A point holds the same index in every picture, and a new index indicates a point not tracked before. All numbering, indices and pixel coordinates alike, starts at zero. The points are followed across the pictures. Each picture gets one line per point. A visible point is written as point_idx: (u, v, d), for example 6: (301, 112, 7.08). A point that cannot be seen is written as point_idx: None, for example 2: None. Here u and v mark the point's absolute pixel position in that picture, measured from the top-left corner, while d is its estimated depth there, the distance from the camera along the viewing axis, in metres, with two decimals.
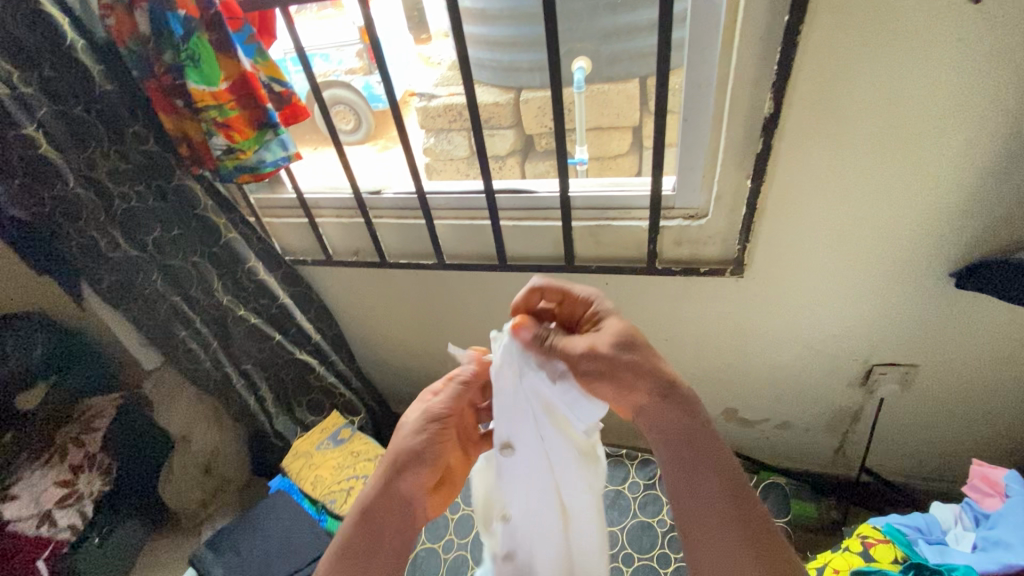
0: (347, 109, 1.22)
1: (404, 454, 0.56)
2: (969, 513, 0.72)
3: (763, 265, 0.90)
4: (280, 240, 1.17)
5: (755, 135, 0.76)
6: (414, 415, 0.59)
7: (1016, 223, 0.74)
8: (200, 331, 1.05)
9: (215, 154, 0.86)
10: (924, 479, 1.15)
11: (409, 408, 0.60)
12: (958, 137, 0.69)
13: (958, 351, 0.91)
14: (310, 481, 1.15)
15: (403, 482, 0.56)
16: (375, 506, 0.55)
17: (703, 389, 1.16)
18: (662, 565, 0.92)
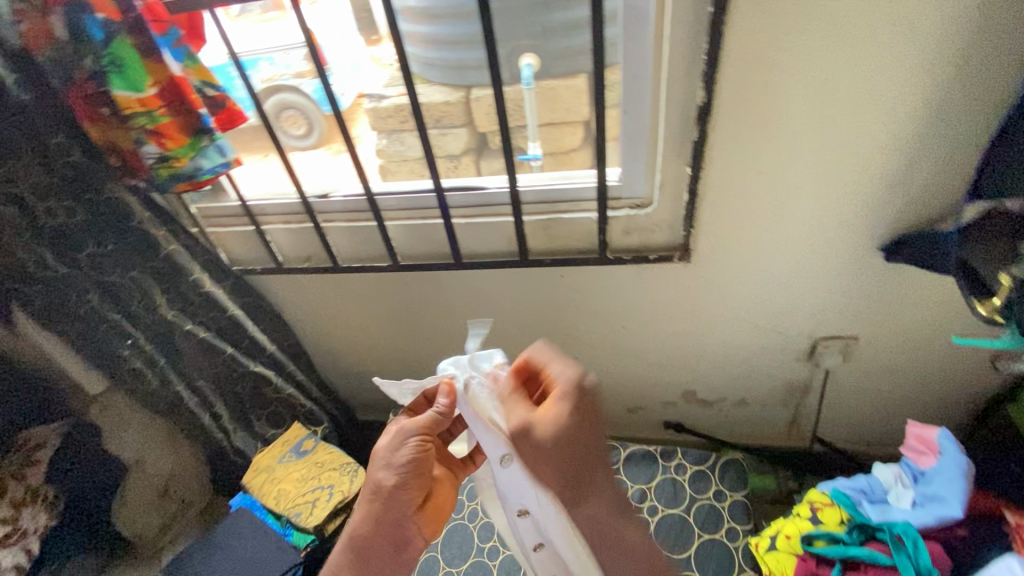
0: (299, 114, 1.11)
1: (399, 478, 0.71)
2: (908, 472, 0.75)
3: (708, 250, 0.93)
4: (227, 249, 1.14)
5: (691, 124, 0.79)
6: (393, 444, 0.73)
7: (934, 199, 0.79)
8: (144, 348, 1.00)
9: (148, 162, 0.83)
10: (871, 444, 1.22)
11: (386, 436, 0.73)
12: (875, 121, 0.73)
13: (893, 322, 0.97)
14: (273, 496, 1.12)
15: (400, 498, 0.71)
16: (384, 514, 0.71)
17: (662, 372, 1.19)
18: None
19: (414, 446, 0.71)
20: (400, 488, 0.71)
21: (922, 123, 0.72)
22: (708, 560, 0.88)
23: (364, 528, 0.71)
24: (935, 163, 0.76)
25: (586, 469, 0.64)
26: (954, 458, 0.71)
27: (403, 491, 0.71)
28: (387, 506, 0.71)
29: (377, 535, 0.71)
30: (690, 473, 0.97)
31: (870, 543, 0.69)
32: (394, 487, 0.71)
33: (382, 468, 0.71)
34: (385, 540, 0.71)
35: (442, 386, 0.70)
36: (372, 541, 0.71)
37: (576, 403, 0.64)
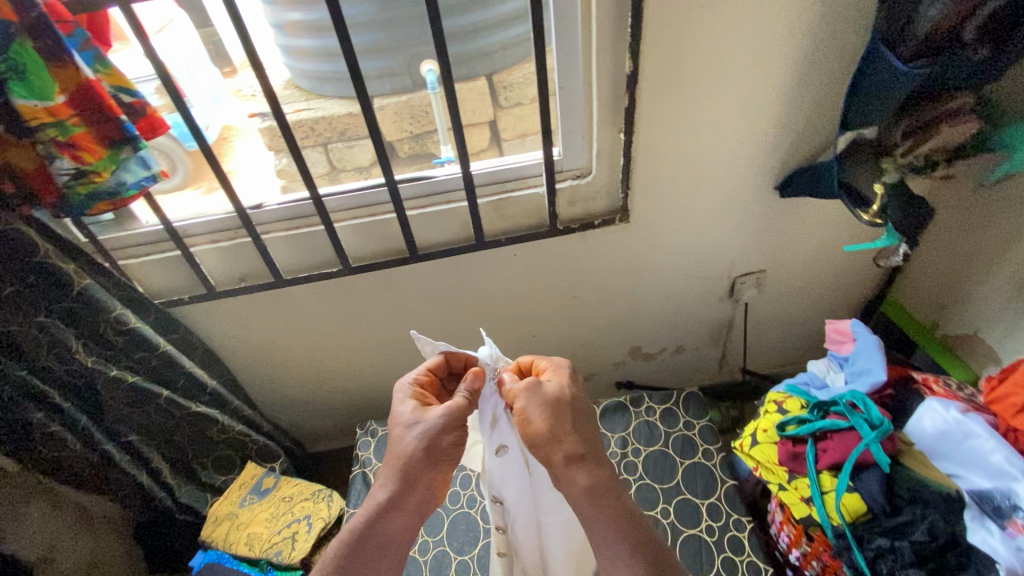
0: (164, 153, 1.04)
1: (435, 456, 0.68)
2: (834, 361, 0.90)
3: (643, 209, 1.04)
4: (143, 282, 1.02)
5: (620, 93, 0.89)
6: (437, 418, 0.69)
7: (811, 139, 0.97)
8: (59, 407, 0.87)
9: (59, 180, 0.73)
10: (784, 365, 1.43)
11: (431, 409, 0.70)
12: (765, 76, 0.88)
13: (790, 252, 1.16)
14: (244, 542, 1.01)
15: (431, 477, 0.68)
16: (407, 491, 0.67)
17: (610, 335, 1.29)
18: None
19: (453, 436, 0.69)
20: (434, 470, 0.68)
21: (797, 78, 0.89)
22: (696, 482, 0.97)
23: (390, 503, 0.67)
24: (809, 110, 0.93)
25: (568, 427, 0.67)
26: (868, 337, 0.86)
27: (433, 475, 0.68)
28: (416, 484, 0.68)
29: (398, 511, 0.67)
30: (661, 412, 1.07)
31: (829, 416, 0.79)
32: (428, 464, 0.68)
33: (417, 445, 0.68)
34: (405, 518, 0.67)
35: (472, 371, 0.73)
36: (393, 516, 0.67)
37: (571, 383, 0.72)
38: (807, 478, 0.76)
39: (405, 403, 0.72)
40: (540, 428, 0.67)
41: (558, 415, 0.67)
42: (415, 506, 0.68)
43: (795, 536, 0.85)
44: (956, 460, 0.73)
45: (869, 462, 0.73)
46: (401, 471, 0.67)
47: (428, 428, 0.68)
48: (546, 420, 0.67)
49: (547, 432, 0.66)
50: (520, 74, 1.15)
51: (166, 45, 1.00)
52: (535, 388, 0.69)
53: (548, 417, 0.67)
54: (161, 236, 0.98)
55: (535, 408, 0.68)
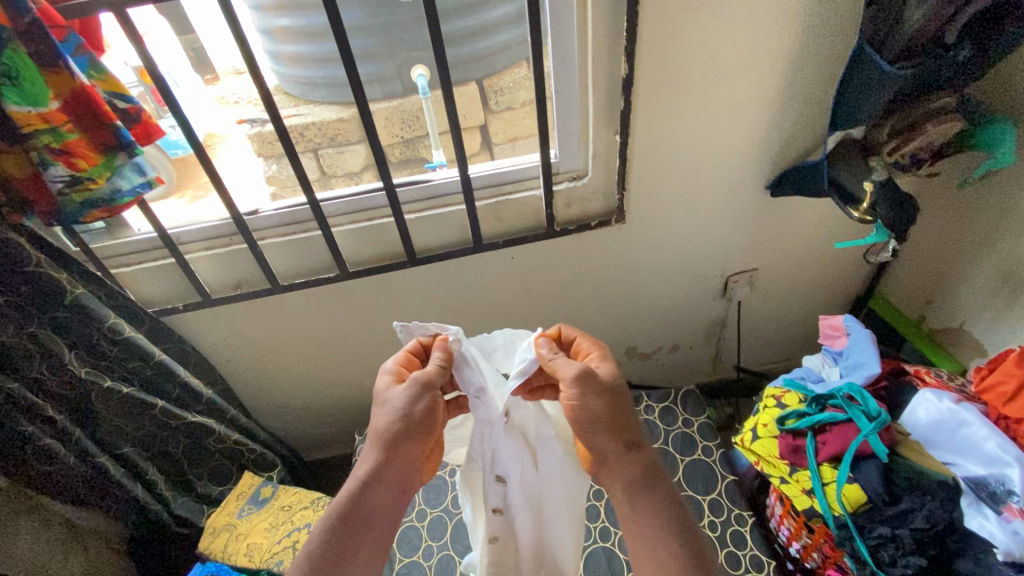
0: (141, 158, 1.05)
1: (409, 427, 0.68)
2: (828, 355, 0.92)
3: (639, 209, 1.05)
4: (135, 291, 1.00)
5: (616, 95, 0.90)
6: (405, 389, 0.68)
7: (801, 139, 1.00)
8: (53, 420, 0.85)
9: (53, 188, 0.72)
10: (776, 361, 1.45)
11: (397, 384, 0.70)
12: (757, 77, 0.90)
13: (781, 249, 1.18)
14: (243, 553, 0.99)
15: (408, 446, 0.68)
16: (386, 462, 0.68)
17: (607, 335, 1.30)
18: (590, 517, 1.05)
19: (424, 405, 0.68)
20: (408, 441, 0.68)
21: (787, 79, 0.91)
22: (696, 478, 0.98)
23: (370, 475, 0.67)
24: (799, 110, 0.95)
25: (623, 417, 0.67)
26: (861, 333, 0.88)
27: (411, 443, 0.68)
28: (394, 456, 0.68)
29: (380, 481, 0.68)
30: (659, 410, 1.08)
31: (827, 409, 0.81)
32: (404, 436, 0.68)
33: (389, 418, 0.68)
34: (388, 488, 0.68)
35: (436, 343, 0.72)
36: (375, 486, 0.67)
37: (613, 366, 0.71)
38: (807, 470, 0.77)
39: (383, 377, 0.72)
40: (601, 417, 0.66)
41: (614, 404, 0.67)
42: (395, 476, 0.68)
43: (795, 529, 0.86)
44: (952, 448, 0.74)
45: (867, 452, 0.75)
46: (379, 444, 0.68)
47: (399, 401, 0.68)
48: (603, 410, 0.66)
49: (605, 422, 0.66)
50: (511, 78, 1.15)
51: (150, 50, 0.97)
52: (587, 373, 0.66)
53: (608, 408, 0.66)
54: (155, 243, 0.97)
55: (591, 395, 0.66)
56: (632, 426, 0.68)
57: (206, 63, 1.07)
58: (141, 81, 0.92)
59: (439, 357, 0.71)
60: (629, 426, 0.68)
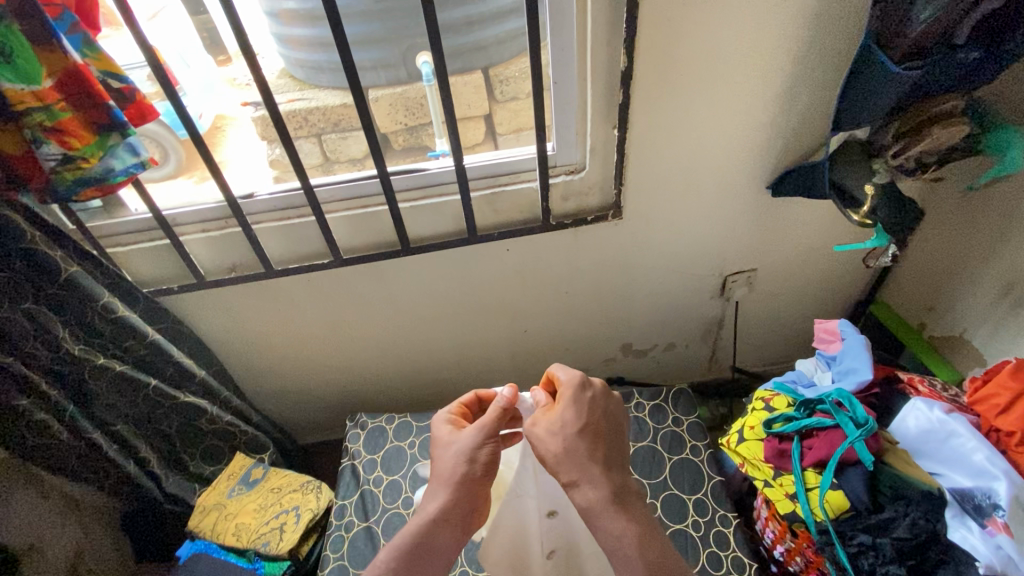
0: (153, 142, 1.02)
1: (478, 469, 0.67)
2: (821, 360, 0.91)
3: (636, 205, 1.04)
4: (132, 270, 1.01)
5: (615, 89, 0.88)
6: (470, 434, 0.69)
7: (805, 138, 0.98)
8: (46, 395, 0.86)
9: (46, 166, 0.72)
10: (773, 363, 1.44)
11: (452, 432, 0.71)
12: (759, 74, 0.88)
13: (781, 250, 1.16)
14: (231, 532, 1.01)
15: (478, 487, 0.66)
16: (455, 504, 0.64)
17: (601, 330, 1.30)
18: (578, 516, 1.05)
19: (491, 450, 0.68)
20: (482, 483, 0.67)
21: (790, 78, 0.89)
22: (683, 478, 0.98)
23: (442, 514, 0.63)
24: (802, 109, 0.94)
25: (575, 454, 0.63)
26: (856, 338, 0.87)
27: (482, 485, 0.67)
28: (465, 496, 0.65)
29: (451, 521, 0.64)
30: (650, 408, 1.07)
31: (815, 414, 0.79)
32: (479, 478, 0.67)
33: (455, 460, 0.67)
34: (455, 527, 0.64)
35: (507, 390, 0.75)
36: (445, 525, 0.63)
37: (578, 408, 0.67)
38: (792, 475, 0.76)
39: (443, 426, 0.73)
40: (551, 458, 0.64)
41: (570, 445, 0.64)
42: (464, 519, 0.65)
43: (779, 532, 0.85)
44: (940, 459, 0.73)
45: (852, 459, 0.74)
46: (450, 485, 0.65)
47: (468, 443, 0.68)
48: (560, 457, 0.64)
49: (555, 459, 0.64)
50: (516, 68, 1.13)
51: (158, 32, 0.99)
52: (530, 426, 0.68)
53: (556, 449, 0.64)
54: (150, 224, 0.97)
55: (539, 443, 0.66)
56: (577, 459, 0.63)
57: (219, 44, 1.06)
58: None
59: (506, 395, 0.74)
60: (577, 461, 0.63)
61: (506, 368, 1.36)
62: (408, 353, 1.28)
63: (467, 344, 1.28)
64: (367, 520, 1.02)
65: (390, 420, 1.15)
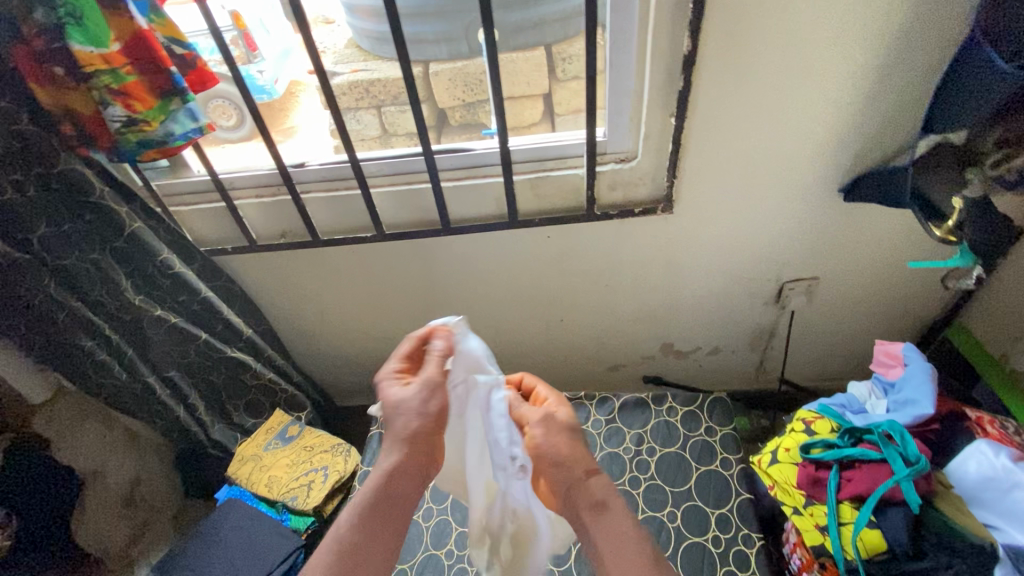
0: (228, 103, 1.04)
1: (427, 423, 0.69)
2: (879, 385, 0.84)
3: (688, 200, 0.98)
4: (192, 229, 1.07)
5: (676, 73, 0.82)
6: (416, 387, 0.71)
7: (889, 138, 0.88)
8: (109, 339, 0.93)
9: (111, 127, 0.76)
10: (827, 379, 1.34)
11: (394, 388, 0.72)
12: (841, 63, 0.80)
13: (848, 261, 1.07)
14: (264, 483, 1.07)
15: (430, 437, 0.70)
16: (408, 462, 0.68)
17: (642, 326, 1.25)
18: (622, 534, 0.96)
19: (439, 397, 0.71)
20: (436, 434, 0.70)
21: (880, 68, 0.80)
22: (709, 490, 0.94)
23: (395, 471, 0.67)
24: (889, 105, 0.84)
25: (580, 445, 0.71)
26: (921, 366, 0.79)
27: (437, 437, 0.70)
28: (417, 451, 0.69)
29: (407, 475, 0.67)
30: (683, 414, 1.03)
31: (860, 444, 0.73)
32: (428, 430, 0.69)
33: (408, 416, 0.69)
34: (412, 481, 0.68)
35: (439, 335, 0.77)
36: (403, 482, 0.67)
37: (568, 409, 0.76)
38: (825, 506, 0.71)
39: (391, 385, 0.72)
40: (565, 446, 0.70)
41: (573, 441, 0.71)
42: (415, 467, 0.68)
43: (806, 560, 0.81)
44: (997, 511, 0.66)
45: (896, 498, 0.67)
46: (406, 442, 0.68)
47: (417, 397, 0.70)
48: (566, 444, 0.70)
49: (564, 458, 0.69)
50: (581, 46, 1.07)
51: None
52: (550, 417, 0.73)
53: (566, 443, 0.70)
54: (209, 186, 1.02)
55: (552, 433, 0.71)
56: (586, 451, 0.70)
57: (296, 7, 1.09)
58: (237, 23, 0.99)
59: (441, 343, 0.76)
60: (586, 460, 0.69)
61: (541, 356, 1.35)
62: None
63: (502, 327, 1.28)
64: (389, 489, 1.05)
65: None
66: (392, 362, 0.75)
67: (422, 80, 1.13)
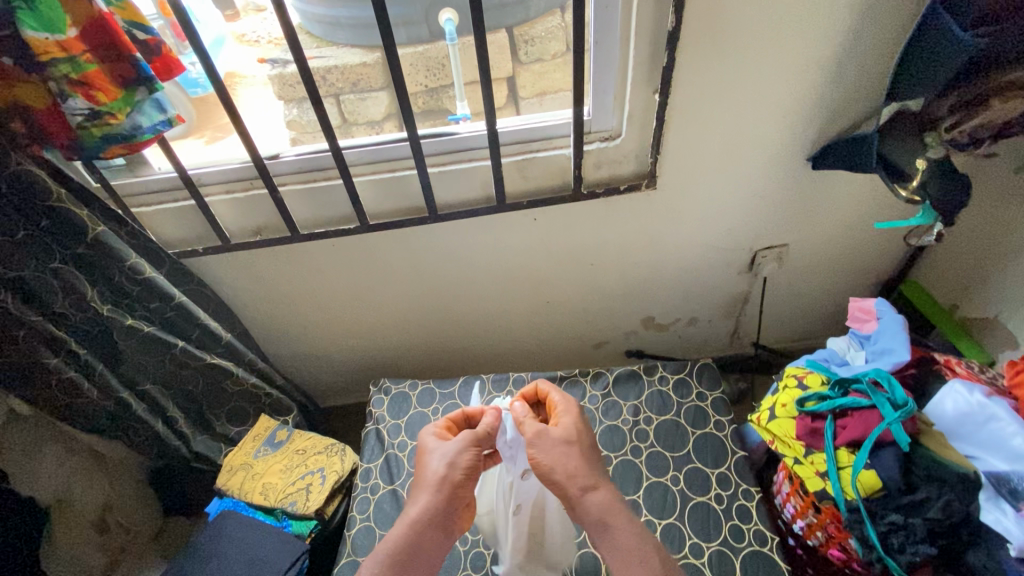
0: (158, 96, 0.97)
1: (454, 476, 0.72)
2: (855, 339, 0.90)
3: (670, 176, 1.01)
4: (156, 232, 0.99)
5: (659, 50, 0.84)
6: (457, 443, 0.75)
7: (853, 108, 0.93)
8: (76, 354, 0.86)
9: (72, 121, 0.70)
10: (795, 341, 1.43)
11: (434, 439, 0.77)
12: (812, 36, 0.83)
13: (815, 227, 1.13)
14: (259, 491, 1.03)
15: (456, 486, 0.72)
16: (435, 513, 0.70)
17: (624, 302, 1.28)
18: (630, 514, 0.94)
19: (471, 456, 0.74)
20: (464, 486, 0.72)
21: (846, 40, 0.84)
22: (707, 452, 0.98)
23: (420, 518, 0.69)
24: (854, 75, 0.89)
25: (587, 462, 0.71)
26: (893, 317, 0.85)
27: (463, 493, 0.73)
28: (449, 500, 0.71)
29: (430, 526, 0.69)
30: (674, 382, 1.07)
31: (850, 393, 0.79)
32: (457, 484, 0.72)
33: (440, 469, 0.73)
34: (435, 532, 0.70)
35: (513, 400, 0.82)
36: (423, 534, 0.69)
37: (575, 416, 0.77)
38: (823, 453, 0.76)
39: (432, 433, 0.78)
40: (566, 466, 0.70)
41: (581, 454, 0.72)
42: (446, 520, 0.70)
43: (802, 507, 0.86)
44: (977, 442, 0.73)
45: (887, 439, 0.73)
46: (436, 490, 0.71)
47: (451, 451, 0.74)
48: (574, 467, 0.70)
49: (561, 473, 0.69)
50: (543, 27, 1.07)
51: None
52: (538, 434, 0.73)
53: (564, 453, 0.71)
54: (175, 183, 0.95)
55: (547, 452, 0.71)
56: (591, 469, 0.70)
57: None
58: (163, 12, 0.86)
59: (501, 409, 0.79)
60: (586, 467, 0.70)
61: (526, 339, 1.36)
62: (429, 320, 1.28)
63: (487, 314, 1.28)
64: (393, 484, 1.03)
65: (414, 386, 1.15)
66: (439, 419, 0.82)
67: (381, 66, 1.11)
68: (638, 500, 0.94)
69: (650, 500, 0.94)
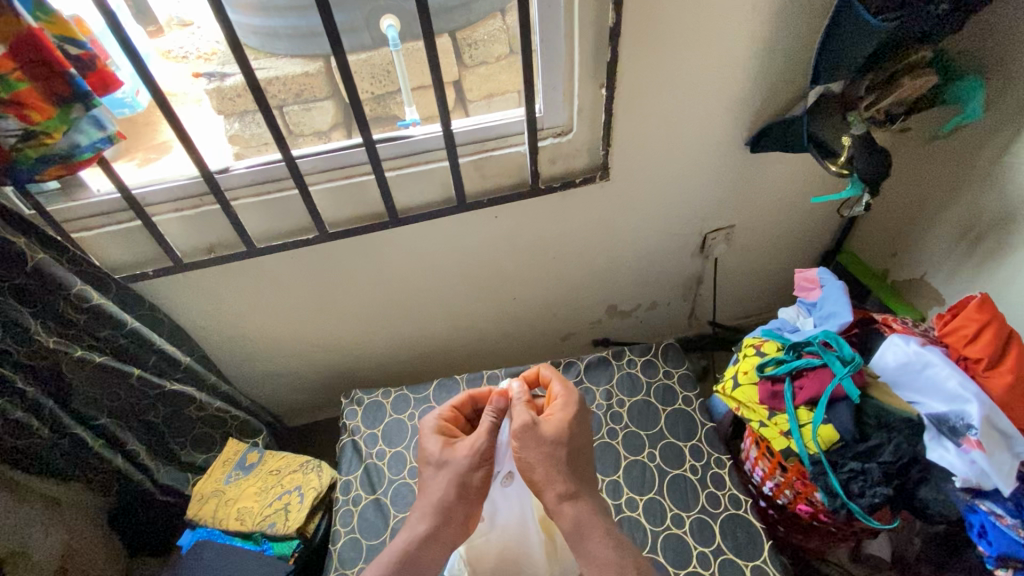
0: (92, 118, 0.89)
1: (459, 490, 0.69)
2: (803, 307, 0.96)
3: (622, 166, 1.05)
4: (99, 257, 0.94)
5: (603, 44, 0.87)
6: (462, 452, 0.71)
7: (783, 92, 1.00)
8: (22, 392, 0.83)
9: (5, 142, 0.66)
10: (747, 316, 1.51)
11: (435, 443, 0.73)
12: (742, 26, 0.89)
13: (756, 206, 1.21)
14: (234, 517, 0.99)
15: (462, 502, 0.69)
16: (441, 529, 0.68)
17: (586, 293, 1.32)
18: (613, 494, 0.97)
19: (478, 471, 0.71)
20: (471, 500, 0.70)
21: (772, 28, 0.91)
22: (679, 427, 1.02)
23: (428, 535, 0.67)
24: (783, 60, 0.95)
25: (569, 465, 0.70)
26: (835, 284, 0.92)
27: (470, 507, 0.70)
28: (451, 521, 0.69)
29: (436, 540, 0.68)
30: (642, 363, 1.11)
31: (804, 356, 0.85)
32: (463, 498, 0.69)
33: (448, 485, 0.69)
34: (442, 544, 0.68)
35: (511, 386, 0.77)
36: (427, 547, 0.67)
37: (577, 414, 0.74)
38: (785, 414, 0.82)
39: (432, 439, 0.74)
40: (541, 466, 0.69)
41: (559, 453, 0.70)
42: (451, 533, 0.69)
43: (769, 469, 0.92)
44: (916, 389, 0.80)
45: (840, 395, 0.80)
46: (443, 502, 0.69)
47: (455, 465, 0.70)
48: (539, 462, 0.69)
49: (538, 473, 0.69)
50: (485, 31, 1.08)
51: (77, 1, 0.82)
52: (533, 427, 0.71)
53: (543, 463, 0.69)
54: (119, 204, 0.91)
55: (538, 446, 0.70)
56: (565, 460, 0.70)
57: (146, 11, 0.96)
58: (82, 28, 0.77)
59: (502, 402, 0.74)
60: (558, 485, 0.68)
61: (494, 338, 1.37)
62: (395, 326, 1.27)
63: (453, 315, 1.28)
64: (375, 492, 1.03)
65: (387, 394, 1.14)
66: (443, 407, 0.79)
67: (325, 76, 1.09)
68: (618, 480, 0.98)
69: (630, 477, 0.98)
